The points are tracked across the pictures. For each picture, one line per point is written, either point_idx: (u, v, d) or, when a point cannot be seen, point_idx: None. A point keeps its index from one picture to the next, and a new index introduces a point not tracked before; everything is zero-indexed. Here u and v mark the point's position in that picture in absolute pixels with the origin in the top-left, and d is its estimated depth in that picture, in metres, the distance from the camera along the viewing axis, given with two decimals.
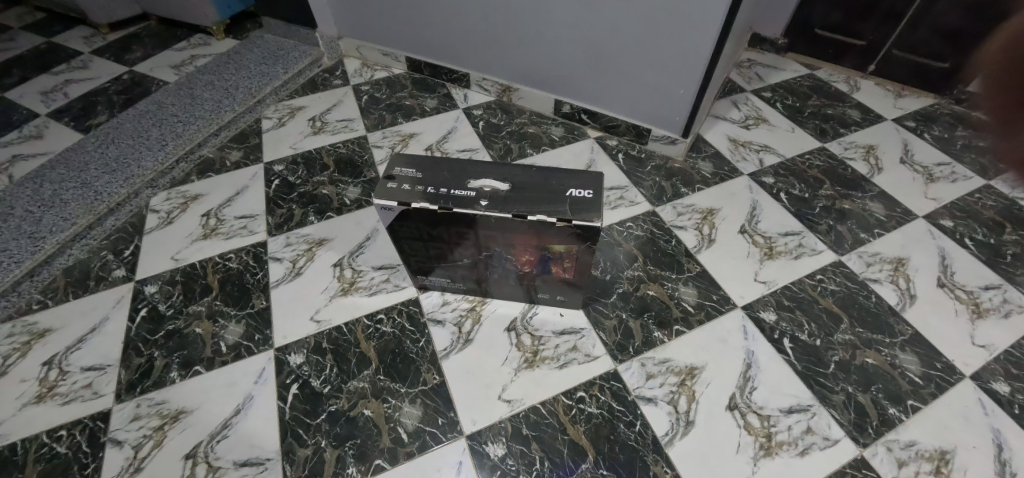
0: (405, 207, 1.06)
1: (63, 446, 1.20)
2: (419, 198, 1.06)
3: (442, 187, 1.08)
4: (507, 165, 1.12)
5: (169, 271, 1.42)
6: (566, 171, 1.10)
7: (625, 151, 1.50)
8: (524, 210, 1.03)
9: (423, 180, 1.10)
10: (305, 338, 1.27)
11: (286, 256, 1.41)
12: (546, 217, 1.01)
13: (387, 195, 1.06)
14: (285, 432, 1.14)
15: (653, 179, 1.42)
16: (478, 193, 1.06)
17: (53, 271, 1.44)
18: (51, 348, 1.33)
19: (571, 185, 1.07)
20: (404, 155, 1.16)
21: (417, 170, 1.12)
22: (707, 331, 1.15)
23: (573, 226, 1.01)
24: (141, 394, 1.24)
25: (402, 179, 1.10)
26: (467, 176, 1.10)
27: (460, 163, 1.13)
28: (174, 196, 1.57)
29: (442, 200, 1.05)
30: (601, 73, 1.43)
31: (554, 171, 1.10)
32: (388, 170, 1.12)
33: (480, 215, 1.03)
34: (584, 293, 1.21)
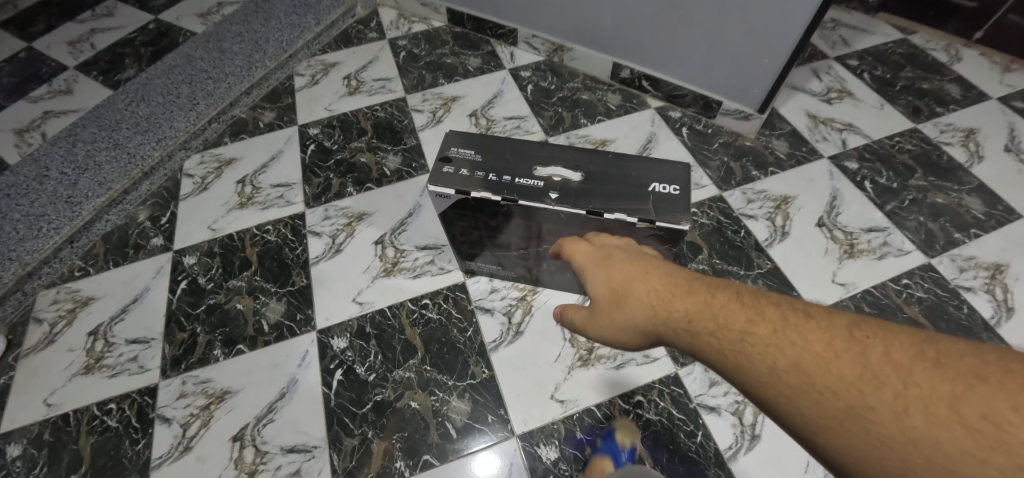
0: (465, 195, 0.97)
1: (113, 420, 1.21)
2: (481, 186, 0.97)
3: (505, 173, 0.98)
4: (577, 149, 1.02)
5: (207, 242, 1.38)
6: (644, 159, 0.99)
7: (689, 125, 1.38)
8: (601, 206, 0.93)
9: (482, 164, 1.00)
10: (348, 321, 1.23)
11: (325, 231, 1.35)
12: (626, 215, 0.92)
13: (444, 182, 0.98)
14: (332, 420, 1.13)
15: (720, 157, 1.32)
16: (545, 182, 0.97)
17: (92, 237, 1.41)
18: (93, 318, 1.32)
19: (652, 178, 0.96)
20: (459, 132, 1.05)
21: (475, 151, 1.02)
22: None
23: (655, 226, 0.92)
24: (186, 371, 1.23)
25: (459, 161, 1.01)
26: (533, 162, 1.00)
27: (524, 145, 1.03)
28: (209, 159, 1.50)
29: (507, 190, 0.95)
30: (673, 35, 1.28)
31: (630, 158, 1.00)
32: (444, 151, 1.02)
33: (549, 208, 0.94)
34: None
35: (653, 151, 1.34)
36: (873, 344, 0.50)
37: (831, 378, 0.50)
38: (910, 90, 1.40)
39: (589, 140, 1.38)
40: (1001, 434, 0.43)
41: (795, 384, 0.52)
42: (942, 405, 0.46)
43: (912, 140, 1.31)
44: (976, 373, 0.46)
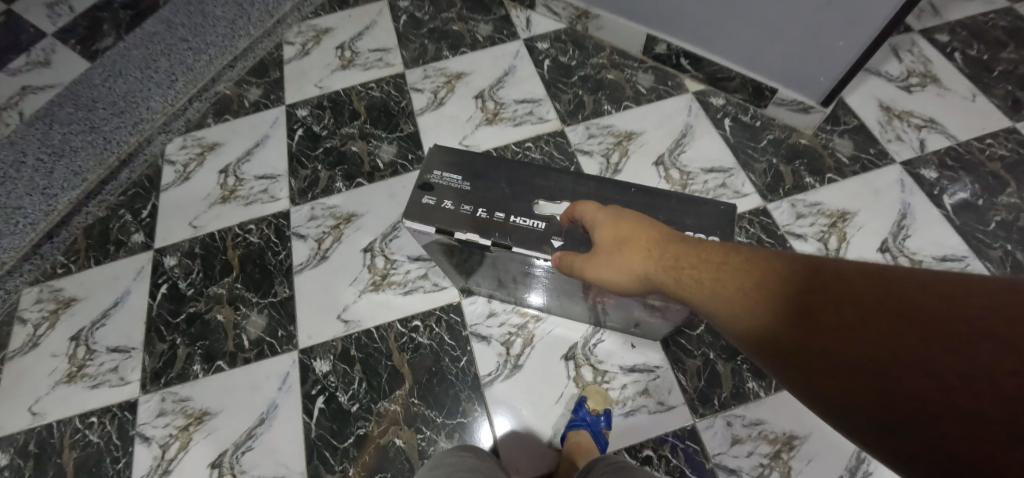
0: (447, 235, 0.85)
1: (95, 434, 1.17)
2: (466, 224, 0.84)
3: (496, 210, 0.86)
4: (585, 178, 0.89)
5: (188, 241, 1.28)
6: (668, 194, 0.84)
7: (733, 116, 1.16)
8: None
9: (469, 195, 0.87)
10: (331, 341, 1.14)
11: (310, 234, 1.23)
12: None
13: (423, 218, 0.85)
14: (312, 453, 1.08)
15: (768, 158, 1.11)
16: (545, 223, 0.84)
17: (73, 230, 1.32)
18: (75, 321, 1.26)
19: (686, 223, 0.80)
20: (446, 150, 0.92)
21: (462, 178, 0.89)
22: None
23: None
24: (166, 387, 1.19)
25: (442, 189, 0.88)
26: (529, 194, 0.87)
27: (521, 169, 0.90)
28: (191, 143, 1.37)
29: (497, 233, 0.83)
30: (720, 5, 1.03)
31: (650, 193, 0.84)
32: (424, 174, 0.89)
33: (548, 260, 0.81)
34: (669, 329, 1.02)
35: (687, 148, 1.13)
36: (842, 279, 0.48)
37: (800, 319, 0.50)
38: (1011, 75, 1.16)
39: (612, 131, 1.17)
40: (970, 356, 0.40)
41: (768, 323, 0.52)
42: (910, 333, 0.43)
43: (1008, 142, 1.09)
44: (942, 298, 0.42)
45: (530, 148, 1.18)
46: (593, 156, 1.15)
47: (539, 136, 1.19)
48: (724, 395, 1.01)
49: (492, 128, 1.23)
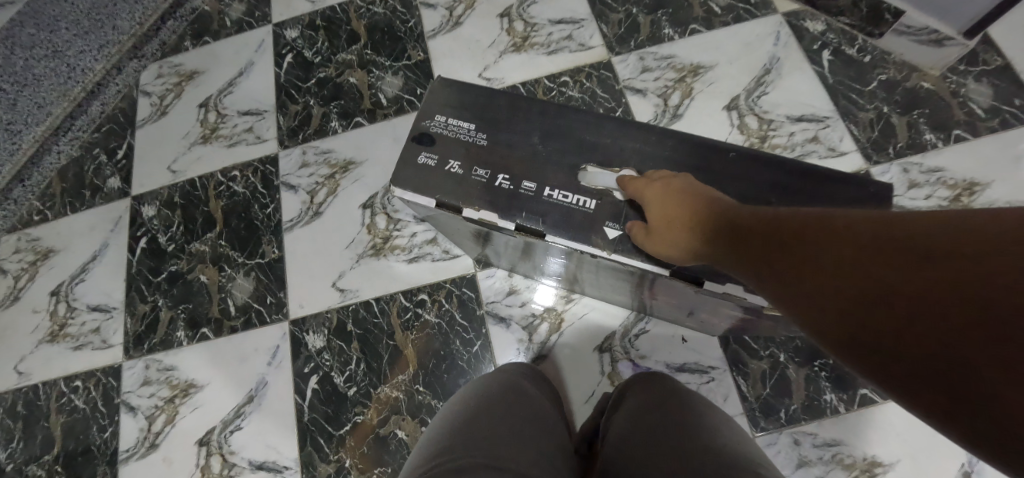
0: (454, 210, 0.67)
1: (80, 400, 1.06)
2: (481, 198, 0.66)
3: (523, 178, 0.67)
4: (645, 137, 0.68)
5: (167, 188, 1.12)
6: (774, 168, 0.64)
7: (834, 46, 0.88)
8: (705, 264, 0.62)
9: (486, 154, 0.68)
10: (325, 312, 0.98)
11: (302, 184, 1.04)
12: (737, 284, 0.60)
13: (421, 185, 0.67)
14: (305, 439, 0.94)
15: (877, 105, 0.84)
16: (598, 200, 0.65)
17: (46, 173, 1.17)
18: (55, 274, 1.13)
19: None
20: (456, 90, 0.72)
21: (473, 128, 0.70)
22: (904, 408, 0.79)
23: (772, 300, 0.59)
24: (150, 353, 1.06)
25: (447, 145, 0.69)
26: (566, 157, 0.68)
27: (554, 123, 0.70)
28: (167, 72, 1.20)
29: (524, 213, 0.65)
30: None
31: (750, 173, 0.65)
32: (422, 123, 0.71)
33: (600, 255, 0.64)
34: (731, 329, 0.81)
35: (771, 89, 0.87)
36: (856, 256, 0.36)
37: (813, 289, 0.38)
38: None
39: (673, 64, 0.90)
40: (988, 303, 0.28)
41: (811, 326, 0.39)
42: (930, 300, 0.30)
43: None
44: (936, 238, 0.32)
45: (567, 84, 0.92)
46: (647, 97, 0.89)
47: (578, 68, 0.93)
48: (793, 407, 0.81)
49: (519, 57, 0.96)
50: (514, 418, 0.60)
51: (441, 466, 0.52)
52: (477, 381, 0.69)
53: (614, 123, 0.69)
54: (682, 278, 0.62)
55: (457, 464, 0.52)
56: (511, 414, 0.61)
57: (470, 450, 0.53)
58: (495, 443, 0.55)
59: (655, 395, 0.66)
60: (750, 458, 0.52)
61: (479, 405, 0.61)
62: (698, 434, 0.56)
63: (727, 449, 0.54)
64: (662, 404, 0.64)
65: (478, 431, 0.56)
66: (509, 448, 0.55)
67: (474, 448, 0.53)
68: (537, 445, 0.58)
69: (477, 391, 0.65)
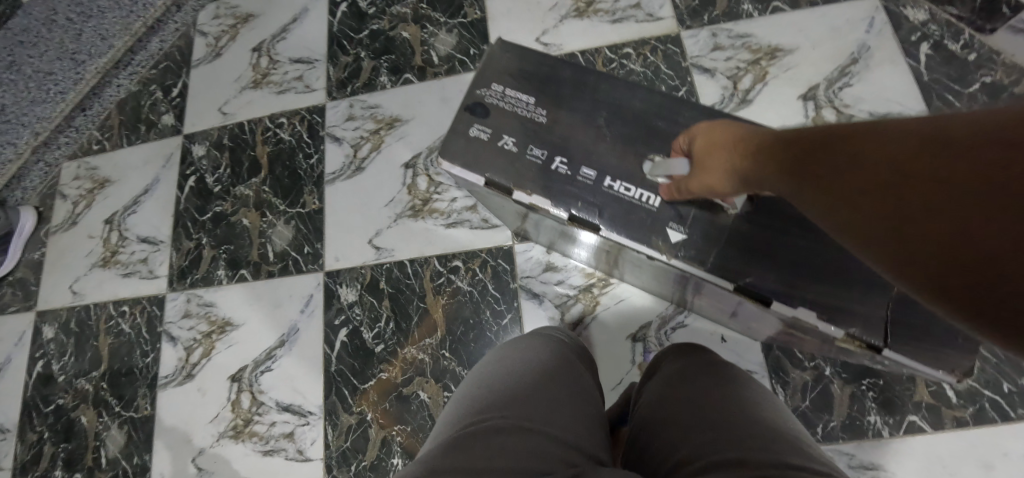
0: (500, 190, 0.64)
1: (127, 325, 1.11)
2: (535, 182, 0.63)
3: (583, 166, 0.63)
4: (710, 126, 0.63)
5: (217, 130, 1.14)
6: None
7: (936, 38, 0.78)
8: (775, 283, 0.58)
9: (542, 133, 0.65)
10: (360, 267, 0.98)
11: (347, 137, 1.03)
12: (809, 310, 0.56)
13: (467, 160, 0.64)
14: (330, 388, 0.96)
15: (976, 110, 0.75)
16: (662, 198, 0.61)
17: (106, 104, 1.24)
18: (110, 203, 1.18)
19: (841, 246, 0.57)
20: (514, 56, 0.69)
21: (534, 102, 0.66)
22: (955, 441, 0.74)
23: (849, 335, 0.56)
24: (191, 288, 1.09)
25: (502, 118, 0.66)
26: (628, 146, 0.63)
27: (613, 103, 0.66)
28: (224, 13, 1.20)
29: (579, 204, 0.62)
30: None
31: None
32: (474, 94, 0.67)
33: (659, 259, 0.60)
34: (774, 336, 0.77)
35: (856, 81, 0.78)
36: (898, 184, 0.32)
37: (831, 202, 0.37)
38: None
39: (748, 44, 0.82)
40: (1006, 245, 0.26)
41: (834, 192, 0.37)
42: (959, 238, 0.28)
43: None
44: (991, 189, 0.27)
45: (629, 56, 0.85)
46: (715, 77, 0.81)
47: (643, 40, 0.85)
48: (832, 424, 0.77)
49: (581, 23, 0.89)
50: (554, 375, 0.58)
51: (475, 426, 0.50)
52: (510, 338, 0.66)
53: (676, 107, 0.64)
54: (748, 295, 0.58)
55: (490, 426, 0.49)
56: (546, 372, 0.58)
57: (504, 409, 0.52)
58: (530, 406, 0.52)
59: (700, 362, 0.61)
60: (795, 435, 0.50)
61: (513, 366, 0.58)
62: (751, 418, 0.52)
63: (783, 427, 0.51)
64: (708, 370, 0.59)
65: (513, 398, 0.53)
66: (546, 409, 0.53)
67: (508, 406, 0.52)
68: (573, 412, 0.55)
69: (521, 358, 0.62)
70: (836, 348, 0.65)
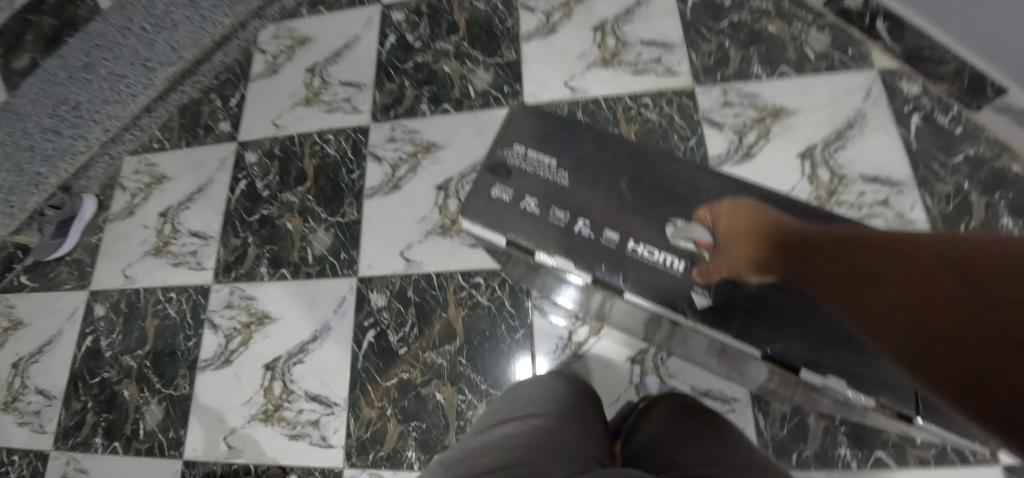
0: (526, 250, 0.72)
1: (173, 310, 1.22)
2: (557, 243, 0.71)
3: (605, 229, 0.72)
4: (710, 185, 0.73)
5: (269, 140, 1.25)
6: None
7: (927, 111, 0.86)
8: (804, 353, 0.65)
9: (563, 195, 0.74)
10: (390, 276, 1.08)
11: (387, 157, 1.13)
12: (839, 380, 0.64)
13: (493, 222, 0.73)
14: (355, 383, 1.06)
15: (958, 180, 0.83)
16: (686, 263, 0.69)
17: (168, 108, 1.37)
18: (166, 198, 1.31)
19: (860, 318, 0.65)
20: (534, 120, 0.79)
21: (555, 165, 0.76)
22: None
23: (881, 403, 0.64)
24: (235, 281, 1.20)
25: (523, 180, 0.75)
26: (644, 206, 0.73)
27: (624, 158, 0.76)
28: (283, 34, 1.32)
29: (604, 266, 0.70)
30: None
31: None
32: (498, 157, 0.76)
33: (687, 322, 0.69)
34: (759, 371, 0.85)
35: (850, 144, 0.86)
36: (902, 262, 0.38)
37: (842, 287, 0.42)
38: None
39: (755, 103, 0.91)
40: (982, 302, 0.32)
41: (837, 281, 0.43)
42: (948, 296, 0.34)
43: None
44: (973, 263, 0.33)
45: (647, 105, 0.95)
46: (723, 131, 0.90)
47: (660, 92, 0.95)
48: (806, 453, 0.85)
49: (606, 72, 0.99)
50: (568, 398, 0.71)
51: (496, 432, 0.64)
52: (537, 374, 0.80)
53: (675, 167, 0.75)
54: (780, 363, 0.66)
55: (507, 431, 0.63)
56: (562, 395, 0.71)
57: (520, 420, 0.65)
58: (543, 418, 0.65)
59: (697, 403, 0.72)
60: (763, 460, 0.60)
61: (533, 390, 0.72)
62: (726, 443, 0.63)
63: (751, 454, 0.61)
64: (700, 410, 0.71)
65: (528, 415, 0.66)
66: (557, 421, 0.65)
67: (525, 418, 0.65)
68: (583, 424, 0.67)
69: (547, 380, 0.74)
70: (814, 393, 0.73)
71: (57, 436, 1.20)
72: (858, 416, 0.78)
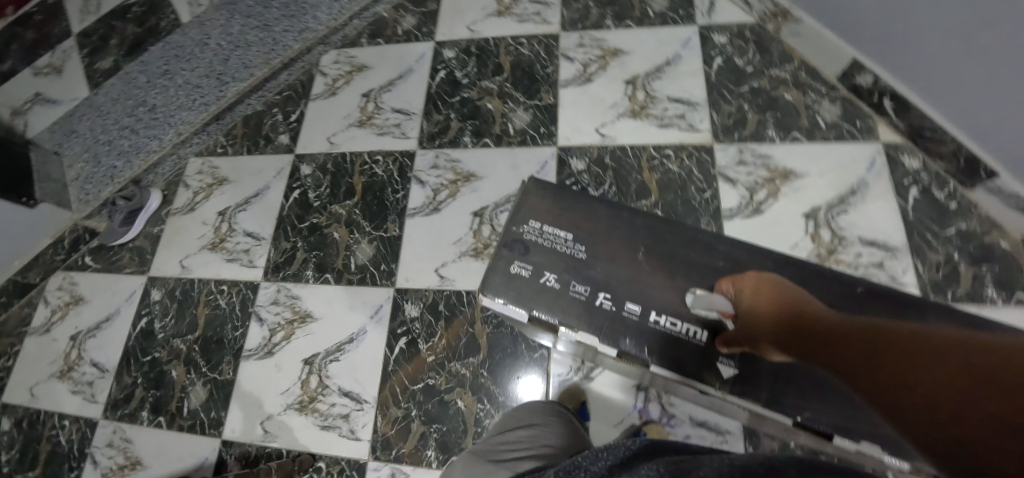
0: (552, 325, 0.84)
1: (224, 300, 1.34)
2: (580, 317, 0.83)
3: (627, 301, 0.83)
4: (719, 250, 0.85)
5: (323, 156, 1.38)
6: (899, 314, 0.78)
7: (925, 186, 0.96)
8: (833, 420, 0.76)
9: (580, 268, 0.85)
10: (424, 291, 1.20)
11: (429, 181, 1.25)
12: (871, 443, 0.74)
13: (516, 299, 0.84)
14: (385, 384, 1.17)
15: (949, 250, 0.92)
16: (708, 333, 0.80)
17: (235, 118, 1.50)
18: (225, 199, 1.43)
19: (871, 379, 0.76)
20: (547, 195, 0.91)
21: (571, 238, 0.87)
22: None
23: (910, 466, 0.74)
24: (282, 280, 1.31)
25: (541, 255, 0.86)
26: (661, 276, 0.84)
27: (635, 226, 0.88)
28: (343, 60, 1.45)
29: (629, 339, 0.81)
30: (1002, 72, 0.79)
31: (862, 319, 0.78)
32: (518, 233, 0.88)
33: (718, 391, 0.79)
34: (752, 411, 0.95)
35: (851, 209, 0.97)
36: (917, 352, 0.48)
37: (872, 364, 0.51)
38: None
39: (768, 164, 1.03)
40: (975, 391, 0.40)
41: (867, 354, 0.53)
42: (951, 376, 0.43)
43: None
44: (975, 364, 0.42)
45: (669, 156, 1.07)
46: (736, 187, 1.02)
47: (682, 145, 1.07)
48: None
49: (634, 122, 1.12)
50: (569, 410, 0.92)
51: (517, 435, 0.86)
52: None
53: (682, 236, 0.86)
54: (810, 428, 0.77)
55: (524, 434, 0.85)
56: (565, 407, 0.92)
57: (533, 424, 0.87)
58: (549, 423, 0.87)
59: None
60: None
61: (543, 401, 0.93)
62: None
63: None
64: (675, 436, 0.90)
65: (539, 420, 0.88)
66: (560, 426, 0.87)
67: (537, 423, 0.87)
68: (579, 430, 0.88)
69: (562, 403, 0.92)
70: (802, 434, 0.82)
71: (107, 406, 1.31)
72: (858, 462, 0.87)
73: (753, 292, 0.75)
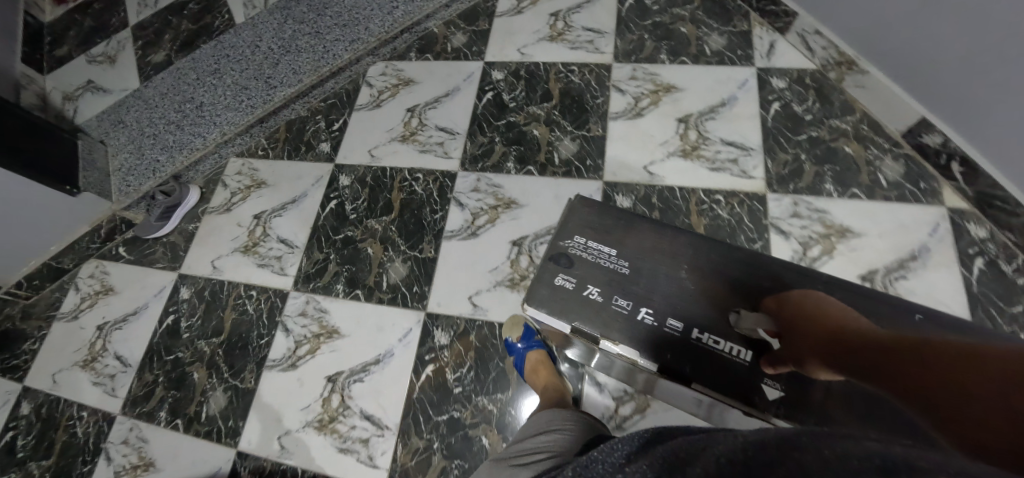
0: (593, 339, 0.82)
1: (252, 306, 1.33)
2: (620, 332, 0.80)
3: (668, 317, 0.80)
4: (768, 266, 0.81)
5: (363, 168, 1.37)
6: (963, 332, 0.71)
7: (991, 258, 0.92)
8: None
9: (625, 283, 0.83)
10: (456, 318, 1.18)
11: (469, 204, 1.24)
12: None
13: (556, 311, 0.82)
14: (409, 410, 1.15)
15: (1014, 329, 0.88)
16: (753, 353, 0.76)
17: (278, 121, 1.49)
18: (261, 203, 1.43)
19: None
20: (593, 211, 0.89)
21: (615, 253, 0.85)
22: None
23: None
24: (312, 291, 1.30)
25: (585, 269, 0.84)
26: (706, 291, 0.81)
27: (681, 240, 0.85)
28: (390, 72, 1.45)
29: (670, 355, 0.78)
30: None
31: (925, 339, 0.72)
32: (558, 245, 0.87)
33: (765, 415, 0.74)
34: None
35: (910, 275, 0.93)
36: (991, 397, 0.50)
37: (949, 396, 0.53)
38: None
39: (823, 219, 0.99)
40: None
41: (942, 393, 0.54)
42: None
43: None
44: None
45: (719, 202, 1.04)
46: (789, 241, 0.99)
47: (733, 191, 1.04)
48: None
49: (685, 162, 1.09)
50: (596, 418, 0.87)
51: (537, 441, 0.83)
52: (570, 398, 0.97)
53: (728, 251, 0.83)
54: None
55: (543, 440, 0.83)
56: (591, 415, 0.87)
57: (552, 430, 0.84)
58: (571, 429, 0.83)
59: None
60: None
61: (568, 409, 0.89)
62: None
63: None
64: None
65: (562, 426, 0.84)
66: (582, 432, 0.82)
67: (557, 429, 0.83)
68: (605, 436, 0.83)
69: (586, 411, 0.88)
70: None
71: (126, 402, 1.31)
72: None
73: (803, 308, 0.75)
